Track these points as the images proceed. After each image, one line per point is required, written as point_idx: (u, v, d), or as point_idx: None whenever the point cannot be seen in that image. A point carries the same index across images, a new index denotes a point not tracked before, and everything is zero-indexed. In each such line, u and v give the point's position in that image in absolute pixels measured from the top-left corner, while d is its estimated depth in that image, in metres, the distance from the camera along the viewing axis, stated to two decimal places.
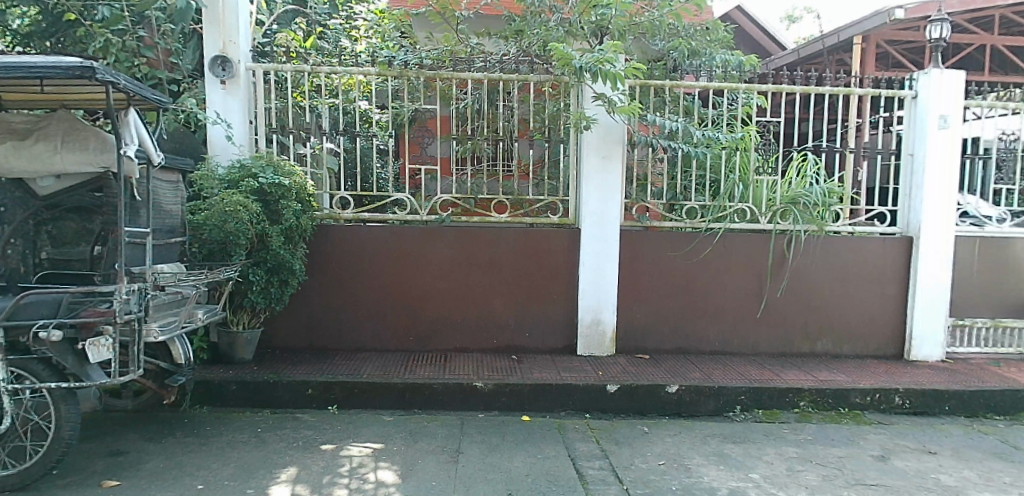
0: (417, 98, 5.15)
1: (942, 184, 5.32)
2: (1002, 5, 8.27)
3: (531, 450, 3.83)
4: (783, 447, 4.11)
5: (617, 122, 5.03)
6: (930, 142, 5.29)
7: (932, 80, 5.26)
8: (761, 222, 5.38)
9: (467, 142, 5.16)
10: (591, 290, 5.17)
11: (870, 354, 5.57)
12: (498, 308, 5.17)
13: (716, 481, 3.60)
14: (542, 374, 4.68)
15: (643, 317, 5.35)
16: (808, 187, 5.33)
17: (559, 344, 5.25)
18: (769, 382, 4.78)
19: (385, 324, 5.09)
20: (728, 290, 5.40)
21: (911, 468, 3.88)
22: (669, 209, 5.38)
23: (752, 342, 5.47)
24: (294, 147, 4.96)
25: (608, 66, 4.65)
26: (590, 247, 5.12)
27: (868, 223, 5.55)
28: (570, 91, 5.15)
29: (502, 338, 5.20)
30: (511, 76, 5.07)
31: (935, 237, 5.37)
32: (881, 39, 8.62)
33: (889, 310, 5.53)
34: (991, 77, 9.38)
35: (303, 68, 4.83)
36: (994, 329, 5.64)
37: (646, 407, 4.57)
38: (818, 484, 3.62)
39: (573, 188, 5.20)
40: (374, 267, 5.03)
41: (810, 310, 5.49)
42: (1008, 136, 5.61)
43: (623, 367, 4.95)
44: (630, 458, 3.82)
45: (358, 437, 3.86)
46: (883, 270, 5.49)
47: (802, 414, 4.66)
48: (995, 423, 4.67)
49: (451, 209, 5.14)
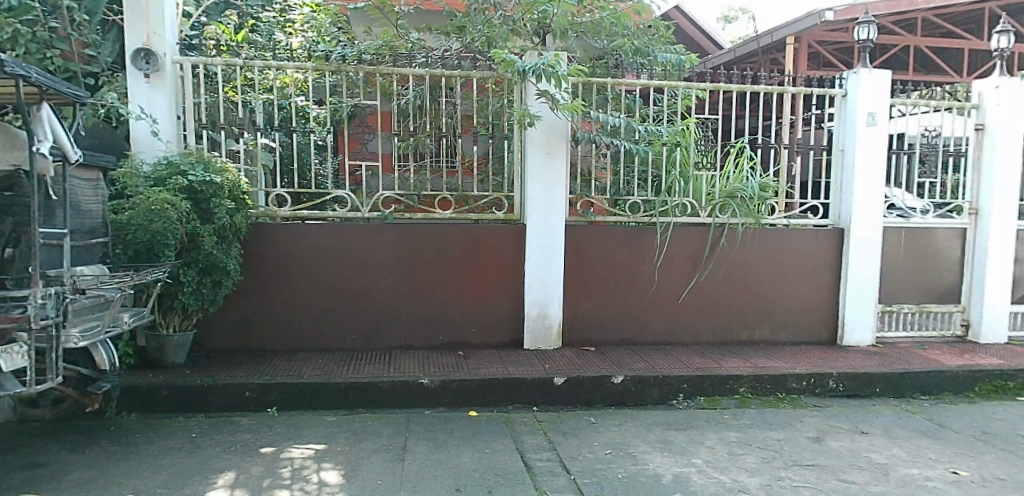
0: (356, 94, 5.06)
1: (870, 177, 5.56)
2: (924, 9, 8.73)
3: (478, 445, 3.82)
4: (724, 432, 4.22)
5: (561, 119, 5.06)
6: (859, 138, 5.51)
7: (860, 79, 5.49)
8: (700, 216, 5.54)
9: (409, 138, 5.10)
10: (537, 285, 5.19)
11: (804, 341, 5.79)
12: (444, 305, 5.14)
13: (660, 467, 3.67)
14: (489, 368, 4.67)
15: (589, 310, 5.41)
16: (744, 181, 5.47)
17: (506, 339, 5.27)
18: (711, 370, 4.91)
19: (328, 323, 5.00)
20: (671, 282, 5.51)
21: (845, 448, 4.05)
22: (613, 204, 5.46)
23: (693, 331, 5.60)
24: (226, 143, 4.77)
25: (552, 69, 4.73)
26: (535, 242, 5.15)
27: (802, 215, 5.75)
28: (513, 88, 5.16)
29: (448, 334, 5.17)
30: (453, 72, 5.02)
31: (865, 228, 5.60)
32: (812, 39, 8.97)
33: (822, 299, 5.76)
34: (913, 76, 9.93)
35: (235, 63, 4.67)
36: (918, 314, 6.05)
37: (592, 398, 4.63)
38: (757, 467, 3.73)
39: (518, 184, 5.21)
40: (317, 266, 4.93)
41: (749, 299, 5.66)
42: (930, 132, 5.92)
43: (569, 360, 4.99)
44: (577, 449, 3.86)
45: (299, 439, 3.78)
46: (817, 260, 5.70)
47: (741, 399, 4.80)
48: (921, 403, 4.93)
49: (394, 206, 5.08)
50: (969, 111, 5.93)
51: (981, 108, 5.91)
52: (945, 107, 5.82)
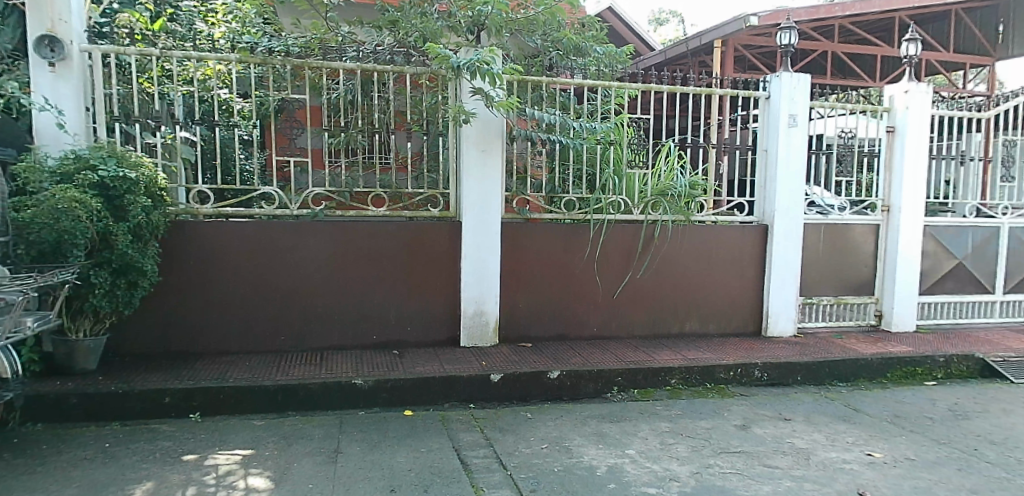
0: (283, 87, 4.90)
1: (792, 177, 5.82)
2: (841, 16, 9.21)
3: (413, 445, 3.78)
4: (655, 423, 4.32)
5: (496, 116, 5.07)
6: (782, 139, 5.75)
7: (782, 82, 5.74)
8: (633, 213, 5.65)
9: (340, 134, 5.02)
10: (473, 282, 5.18)
11: (731, 333, 6.00)
12: (379, 303, 5.06)
13: (595, 459, 3.73)
14: (425, 367, 4.63)
15: (525, 307, 5.44)
16: (675, 179, 5.61)
17: (441, 337, 5.23)
18: (644, 362, 5.03)
19: (256, 323, 4.83)
20: (605, 277, 5.60)
21: (769, 434, 4.21)
22: (548, 202, 5.49)
23: (626, 326, 5.71)
24: (141, 136, 4.51)
25: (487, 67, 4.70)
26: (471, 240, 5.13)
27: (729, 212, 5.94)
28: (447, 84, 5.10)
29: (383, 333, 5.09)
30: (386, 67, 4.92)
31: (786, 224, 5.86)
32: (739, 42, 9.31)
33: (748, 292, 5.99)
34: (831, 80, 10.46)
35: (150, 53, 4.44)
36: (837, 305, 6.37)
37: (529, 393, 4.65)
38: (687, 456, 3.83)
39: (453, 181, 5.17)
40: (245, 265, 4.76)
41: (680, 293, 5.82)
42: (846, 133, 6.22)
43: (506, 356, 4.99)
44: (513, 444, 3.87)
45: (224, 445, 3.64)
46: (742, 256, 5.92)
47: (673, 390, 4.94)
48: (839, 390, 5.19)
49: (325, 203, 4.93)
50: (881, 114, 6.29)
51: (893, 112, 6.28)
52: (859, 110, 6.12)
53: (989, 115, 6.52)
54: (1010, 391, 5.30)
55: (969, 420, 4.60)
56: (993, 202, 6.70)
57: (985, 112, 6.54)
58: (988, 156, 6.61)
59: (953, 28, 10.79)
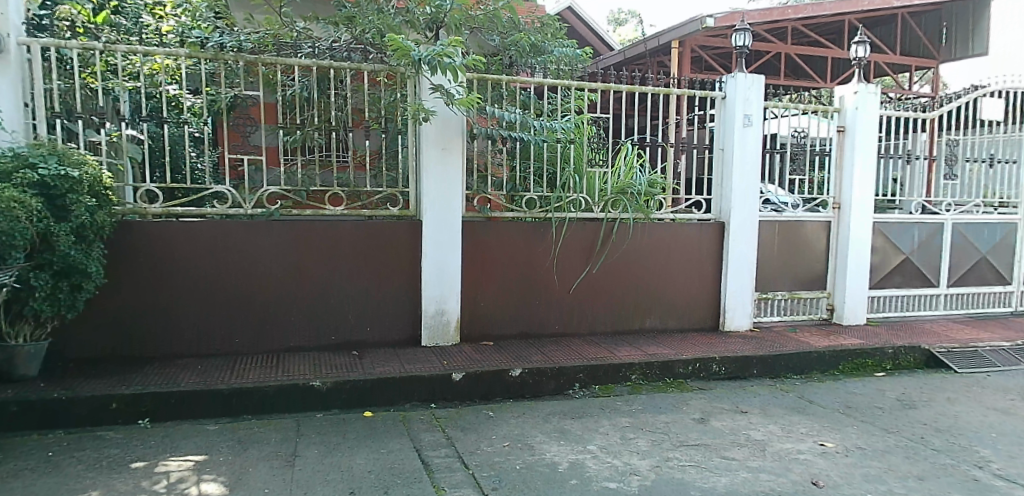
0: (236, 83, 4.78)
1: (747, 175, 5.96)
2: (793, 19, 9.45)
3: (373, 446, 3.73)
4: (617, 418, 4.36)
5: (456, 114, 5.05)
6: (738, 137, 5.87)
7: (737, 82, 5.87)
8: (594, 211, 5.68)
9: (296, 132, 4.92)
10: (434, 281, 5.15)
11: (690, 328, 6.11)
12: (338, 304, 4.99)
13: (557, 456, 3.74)
14: (385, 367, 4.58)
15: (487, 305, 5.42)
16: (634, 177, 5.72)
17: (401, 337, 5.18)
18: (604, 359, 5.07)
19: (208, 325, 4.70)
20: (566, 274, 5.62)
21: (727, 427, 4.29)
22: (510, 200, 5.50)
23: (587, 322, 5.75)
24: (84, 134, 4.37)
25: (448, 60, 4.67)
26: (432, 238, 5.09)
27: (687, 210, 6.02)
28: (406, 82, 5.07)
29: (341, 334, 5.02)
30: (343, 64, 4.86)
31: (742, 221, 5.99)
32: (696, 43, 9.46)
33: (706, 288, 6.10)
34: (784, 81, 10.75)
35: (93, 46, 4.30)
36: (791, 300, 6.55)
37: (491, 392, 4.64)
38: (647, 450, 3.88)
39: (413, 179, 5.11)
40: (198, 266, 4.64)
41: (640, 290, 5.89)
42: (799, 133, 6.38)
43: (467, 355, 4.97)
44: (475, 443, 3.85)
45: (176, 451, 3.54)
46: (700, 252, 6.03)
47: (633, 386, 5.00)
48: (793, 382, 5.33)
49: (280, 202, 4.85)
50: (832, 115, 6.46)
51: (843, 112, 6.46)
52: (811, 110, 6.30)
53: (933, 116, 6.77)
54: (954, 380, 5.52)
55: (916, 409, 4.78)
56: (937, 199, 6.96)
57: (930, 112, 6.77)
58: (932, 155, 6.85)
59: (899, 31, 11.18)
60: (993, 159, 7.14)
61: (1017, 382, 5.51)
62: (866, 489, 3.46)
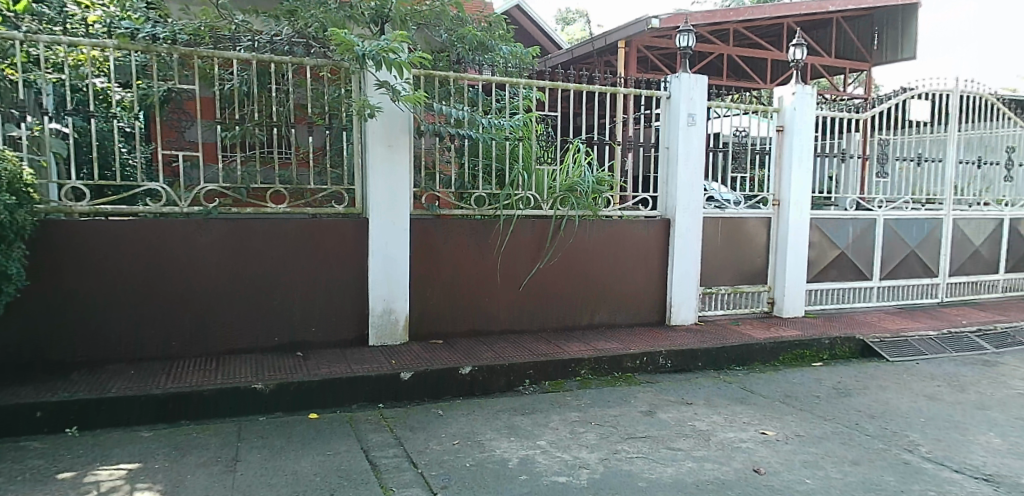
0: (170, 77, 4.61)
1: (691, 173, 6.10)
2: (735, 21, 9.70)
3: (319, 448, 3.65)
4: (566, 413, 4.39)
5: (402, 110, 4.98)
6: (682, 136, 6.01)
7: (681, 83, 6.00)
8: (543, 209, 5.70)
9: (235, 127, 4.75)
10: (382, 279, 5.08)
11: (637, 322, 6.22)
12: (281, 304, 4.86)
13: (506, 452, 3.74)
14: (331, 368, 4.50)
15: (436, 304, 5.38)
16: (582, 176, 5.69)
17: (348, 337, 5.09)
18: (554, 354, 5.10)
19: (141, 328, 4.51)
20: (514, 272, 5.62)
21: (673, 418, 4.38)
22: (458, 198, 5.48)
23: (537, 319, 5.78)
24: (3, 128, 4.13)
25: (393, 55, 4.62)
26: (379, 237, 5.02)
27: (634, 208, 6.13)
28: (351, 77, 4.98)
29: (285, 335, 4.90)
30: (284, 59, 4.73)
31: (687, 218, 6.13)
32: (642, 43, 9.63)
33: (653, 283, 6.21)
34: (727, 81, 11.04)
35: (12, 36, 4.06)
36: (733, 294, 6.73)
37: (440, 391, 4.61)
38: (596, 443, 3.92)
39: (359, 177, 5.04)
40: (131, 266, 4.45)
41: (587, 286, 5.95)
42: (740, 132, 6.55)
43: (416, 354, 4.93)
44: (424, 442, 3.82)
45: (107, 460, 3.39)
46: (646, 248, 6.13)
47: (582, 381, 5.04)
48: (736, 373, 5.48)
49: (218, 200, 4.69)
50: (772, 115, 6.66)
51: (781, 112, 6.67)
52: (751, 110, 6.51)
53: (866, 116, 7.06)
54: (885, 368, 5.78)
55: (851, 397, 4.98)
56: (870, 196, 7.27)
57: (862, 113, 7.09)
58: (865, 154, 7.16)
59: (834, 34, 11.62)
60: (921, 157, 7.49)
61: (943, 369, 5.81)
62: (804, 474, 3.58)
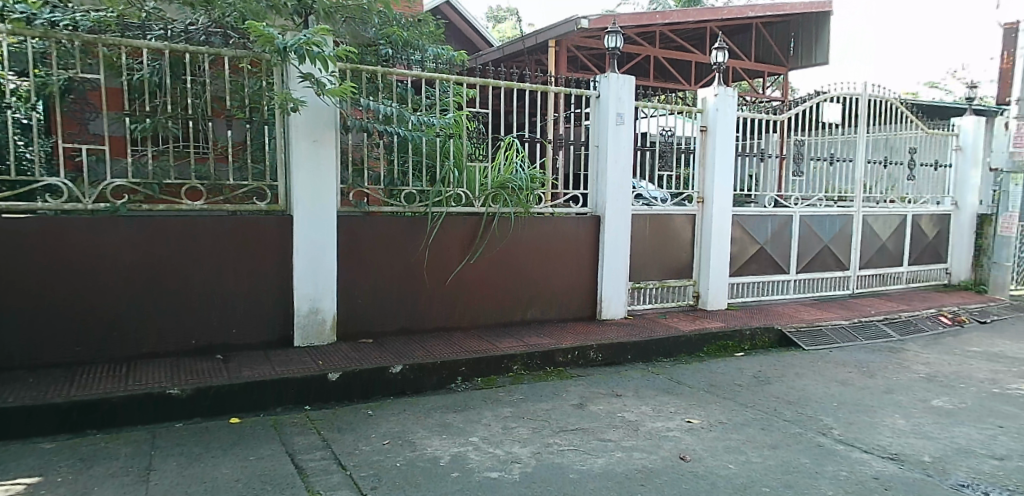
0: (71, 65, 4.33)
1: (620, 170, 6.22)
2: (661, 24, 9.95)
3: (240, 454, 3.51)
4: (499, 408, 4.39)
5: (328, 105, 4.87)
6: (611, 134, 6.12)
7: (610, 82, 6.09)
8: (474, 206, 5.69)
9: (145, 119, 4.52)
10: (307, 278, 4.93)
11: (569, 318, 6.29)
12: (200, 304, 4.65)
13: (438, 450, 3.70)
14: (253, 371, 4.33)
15: (365, 302, 5.27)
16: (514, 173, 5.75)
17: (271, 338, 4.93)
18: (486, 351, 5.10)
19: (42, 333, 4.21)
20: (446, 269, 5.58)
21: (603, 410, 4.45)
22: (388, 195, 5.39)
23: (469, 316, 5.75)
24: None
25: (317, 49, 4.47)
26: (303, 234, 4.88)
27: (565, 204, 6.20)
28: (272, 70, 4.81)
29: (203, 338, 4.69)
30: (199, 49, 4.52)
31: (615, 214, 6.26)
32: (571, 43, 9.77)
33: (583, 278, 6.30)
34: (653, 82, 11.35)
35: None
36: (661, 289, 6.91)
37: (369, 390, 4.52)
38: (528, 437, 3.93)
39: (282, 173, 4.88)
40: (30, 266, 4.15)
41: (519, 283, 5.97)
42: (666, 131, 6.71)
43: (344, 354, 4.81)
44: (353, 444, 3.73)
45: (3, 475, 3.14)
46: (576, 245, 6.21)
47: (515, 376, 5.06)
48: (664, 365, 5.62)
49: (127, 196, 4.43)
50: (695, 115, 6.87)
51: (706, 113, 6.87)
52: (676, 110, 6.68)
53: (782, 118, 7.38)
54: (802, 356, 6.07)
55: (770, 384, 5.20)
56: (788, 193, 7.60)
57: (779, 115, 7.41)
58: (782, 154, 7.49)
59: (753, 40, 12.13)
60: (833, 157, 7.91)
61: (853, 355, 6.15)
62: (727, 460, 3.71)
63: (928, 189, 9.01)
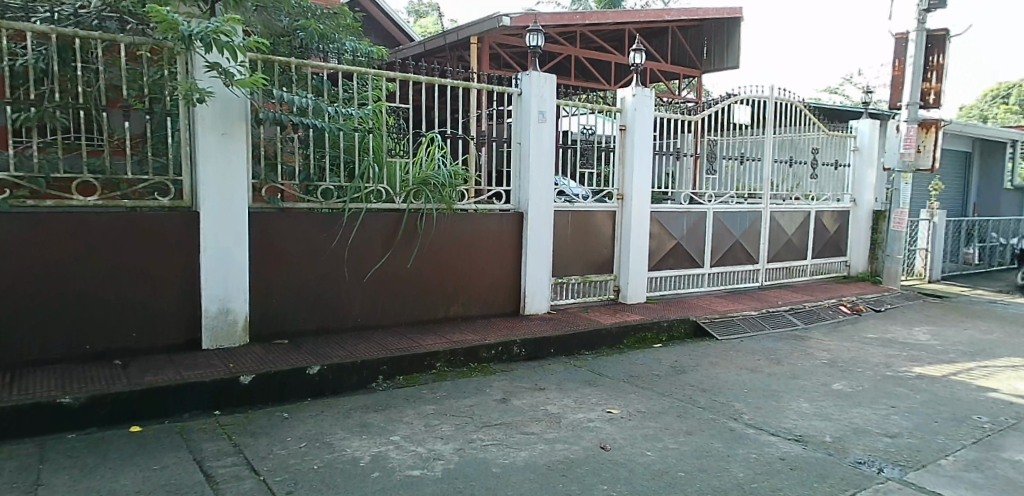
0: None
1: (542, 166, 6.28)
2: (582, 24, 10.11)
3: (143, 463, 3.30)
4: (421, 406, 4.33)
5: (238, 96, 4.66)
6: (533, 131, 6.17)
7: (531, 80, 6.14)
8: (395, 202, 5.60)
9: (30, 108, 4.15)
10: (216, 278, 4.71)
11: (492, 314, 6.30)
12: (96, 305, 4.35)
13: (358, 450, 3.61)
14: (157, 375, 4.09)
15: (281, 301, 5.09)
16: (435, 168, 5.71)
17: (176, 341, 4.67)
18: (409, 349, 5.03)
19: None
20: (367, 266, 5.45)
21: (526, 404, 4.47)
22: (304, 190, 5.17)
23: (392, 314, 5.66)
24: None
25: (225, 39, 4.28)
26: (211, 231, 4.64)
27: (488, 200, 6.20)
28: (175, 58, 4.56)
29: (100, 342, 4.39)
30: (92, 34, 4.21)
31: (538, 211, 6.32)
32: (494, 41, 9.80)
33: (507, 275, 6.32)
34: (575, 82, 11.55)
35: None
36: (583, 283, 7.02)
37: (285, 392, 4.36)
38: (451, 434, 3.90)
39: (186, 167, 4.64)
40: None
41: (441, 280, 5.91)
42: (587, 130, 6.82)
43: (258, 356, 4.62)
44: (267, 448, 3.58)
45: None
46: (500, 241, 6.22)
47: (438, 373, 5.01)
48: (586, 358, 5.72)
49: (10, 191, 4.10)
50: (615, 115, 7.02)
51: (624, 112, 7.03)
52: (596, 110, 6.82)
53: (696, 118, 7.66)
54: (716, 346, 6.32)
55: (686, 374, 5.38)
56: (701, 191, 7.92)
57: (693, 115, 7.67)
58: (697, 153, 7.77)
59: (669, 44, 12.56)
60: (743, 156, 8.28)
61: (762, 344, 6.46)
62: (645, 447, 3.80)
63: (829, 187, 9.59)
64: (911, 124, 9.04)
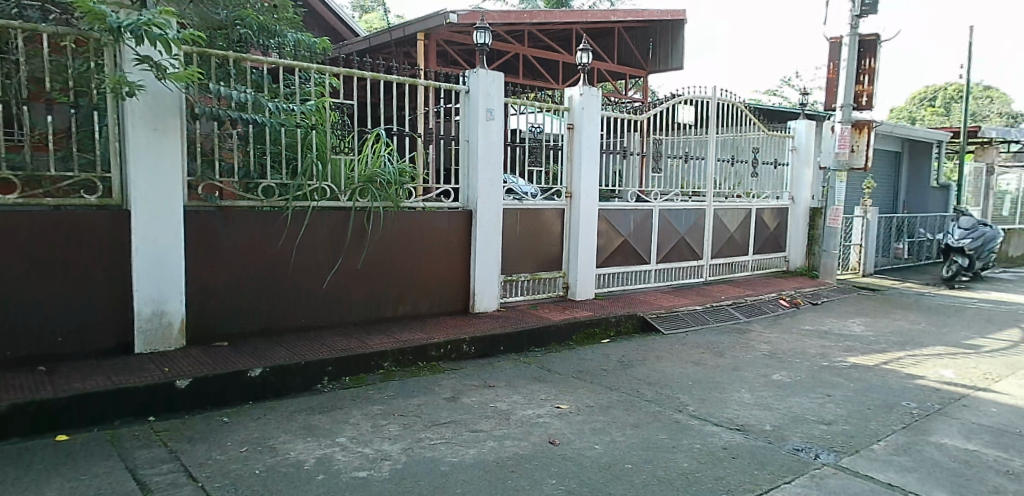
0: None
1: (490, 164, 6.26)
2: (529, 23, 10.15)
3: (70, 474, 3.14)
4: (368, 407, 4.26)
5: (171, 90, 4.50)
6: (480, 129, 6.14)
7: (479, 78, 6.11)
8: (340, 200, 5.48)
9: None
10: (150, 279, 4.52)
11: (441, 312, 6.25)
12: (18, 309, 4.13)
13: (302, 453, 3.52)
14: (85, 382, 3.89)
15: (221, 302, 4.93)
16: (382, 166, 5.56)
17: (108, 345, 4.47)
18: (355, 349, 4.93)
19: None
20: (312, 265, 5.33)
21: (476, 402, 4.45)
22: (244, 188, 5.00)
23: (338, 313, 5.55)
24: None
25: (159, 31, 4.11)
26: (143, 231, 4.46)
27: (436, 198, 6.14)
28: (102, 50, 4.35)
29: (23, 348, 4.16)
30: (10, 23, 3.98)
31: (486, 208, 6.30)
32: (441, 38, 9.73)
33: (456, 272, 6.28)
34: (522, 80, 11.58)
35: None
36: (532, 281, 7.04)
37: (225, 396, 4.22)
38: (399, 434, 3.85)
39: (116, 163, 4.43)
40: None
41: (389, 279, 5.84)
42: (535, 128, 6.83)
43: (196, 359, 4.46)
44: (206, 454, 3.46)
45: None
46: (449, 239, 6.18)
47: (385, 373, 4.94)
48: (535, 355, 5.74)
49: None
50: (562, 114, 7.06)
51: (572, 111, 7.07)
52: (545, 108, 6.84)
53: (642, 117, 7.78)
54: (662, 340, 6.44)
55: (633, 368, 5.46)
56: (647, 189, 8.05)
57: (640, 115, 7.78)
58: (643, 151, 7.90)
59: (615, 45, 12.74)
60: (687, 155, 8.45)
61: (707, 337, 6.62)
62: (593, 441, 3.84)
63: (769, 185, 9.90)
64: (846, 125, 9.41)
